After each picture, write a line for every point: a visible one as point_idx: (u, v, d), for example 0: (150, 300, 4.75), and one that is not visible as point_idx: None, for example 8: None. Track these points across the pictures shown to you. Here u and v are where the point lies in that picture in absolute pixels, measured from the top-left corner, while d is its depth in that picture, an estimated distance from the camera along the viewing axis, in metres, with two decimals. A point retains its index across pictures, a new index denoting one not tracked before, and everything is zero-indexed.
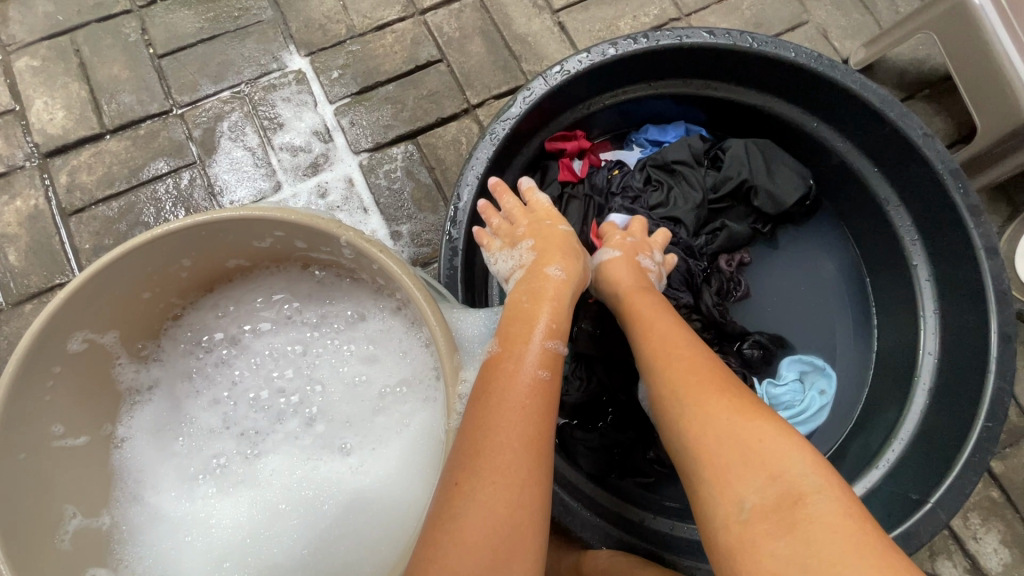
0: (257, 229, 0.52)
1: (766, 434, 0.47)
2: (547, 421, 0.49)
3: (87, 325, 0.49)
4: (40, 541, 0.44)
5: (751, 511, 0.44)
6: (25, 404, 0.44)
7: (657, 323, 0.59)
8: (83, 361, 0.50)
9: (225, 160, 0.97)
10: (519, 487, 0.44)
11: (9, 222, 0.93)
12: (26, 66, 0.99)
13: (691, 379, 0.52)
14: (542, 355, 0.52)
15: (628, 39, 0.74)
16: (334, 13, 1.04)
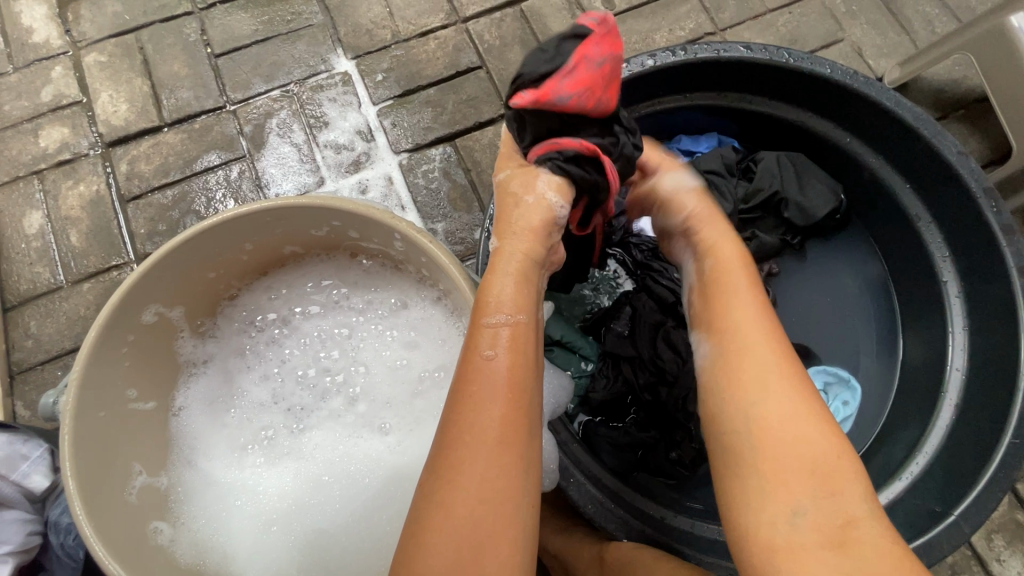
0: (316, 217, 0.56)
1: (832, 450, 0.51)
2: (497, 410, 0.49)
3: (158, 299, 0.53)
4: (112, 493, 0.48)
5: (805, 518, 0.48)
6: (104, 367, 0.49)
7: (750, 306, 0.59)
8: (151, 333, 0.54)
9: (272, 155, 1.02)
10: (487, 480, 0.47)
11: (72, 206, 0.99)
12: (94, 61, 1.06)
13: (778, 376, 0.54)
14: (491, 334, 0.53)
15: (667, 51, 0.77)
16: (381, 20, 1.09)
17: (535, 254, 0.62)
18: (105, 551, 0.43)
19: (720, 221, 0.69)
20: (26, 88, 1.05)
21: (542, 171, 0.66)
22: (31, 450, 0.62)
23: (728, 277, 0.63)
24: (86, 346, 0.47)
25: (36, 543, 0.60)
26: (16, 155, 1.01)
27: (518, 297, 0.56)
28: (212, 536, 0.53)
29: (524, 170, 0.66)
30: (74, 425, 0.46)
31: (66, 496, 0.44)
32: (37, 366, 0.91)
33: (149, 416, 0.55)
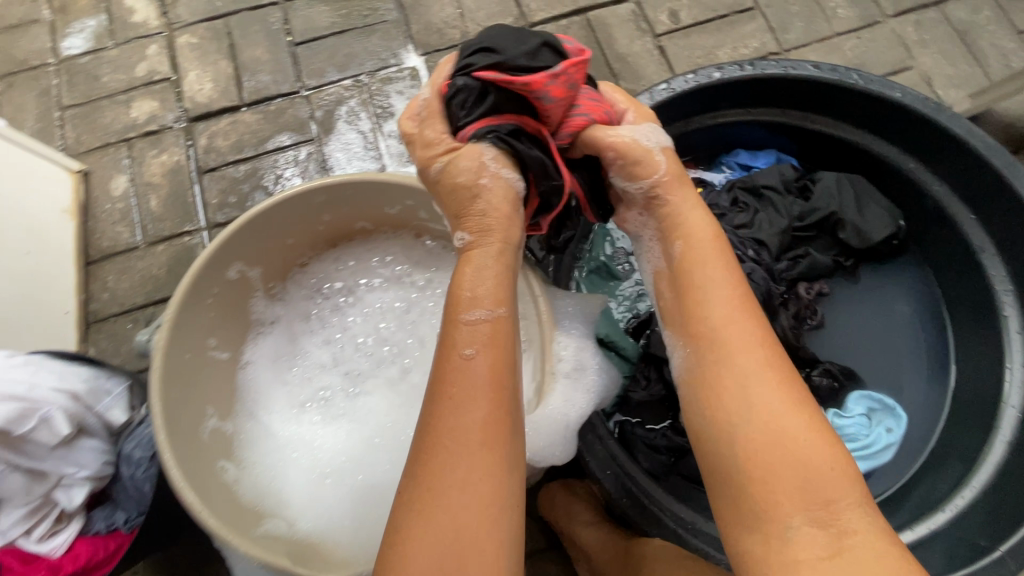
0: (391, 194, 0.60)
1: (824, 456, 0.48)
2: (479, 408, 0.47)
3: (241, 258, 0.58)
4: (188, 429, 0.52)
5: (798, 532, 0.46)
6: (190, 314, 0.54)
7: (729, 309, 0.56)
8: (232, 289, 0.59)
9: (339, 140, 1.06)
10: (475, 484, 0.45)
11: (154, 173, 1.06)
12: (186, 42, 1.14)
13: (757, 386, 0.52)
14: (468, 332, 0.51)
15: (736, 65, 0.78)
16: (452, 20, 1.13)
17: (511, 240, 0.57)
18: (181, 480, 0.47)
19: (688, 195, 0.62)
20: (123, 64, 1.13)
21: (483, 147, 0.56)
22: (111, 386, 0.64)
23: (700, 273, 0.58)
24: (179, 294, 0.52)
25: (109, 472, 0.62)
26: (109, 123, 1.09)
27: (498, 292, 0.53)
28: (269, 481, 0.57)
29: (459, 152, 0.57)
30: (161, 362, 0.51)
31: (152, 427, 0.48)
32: (110, 319, 0.97)
33: (222, 365, 0.60)
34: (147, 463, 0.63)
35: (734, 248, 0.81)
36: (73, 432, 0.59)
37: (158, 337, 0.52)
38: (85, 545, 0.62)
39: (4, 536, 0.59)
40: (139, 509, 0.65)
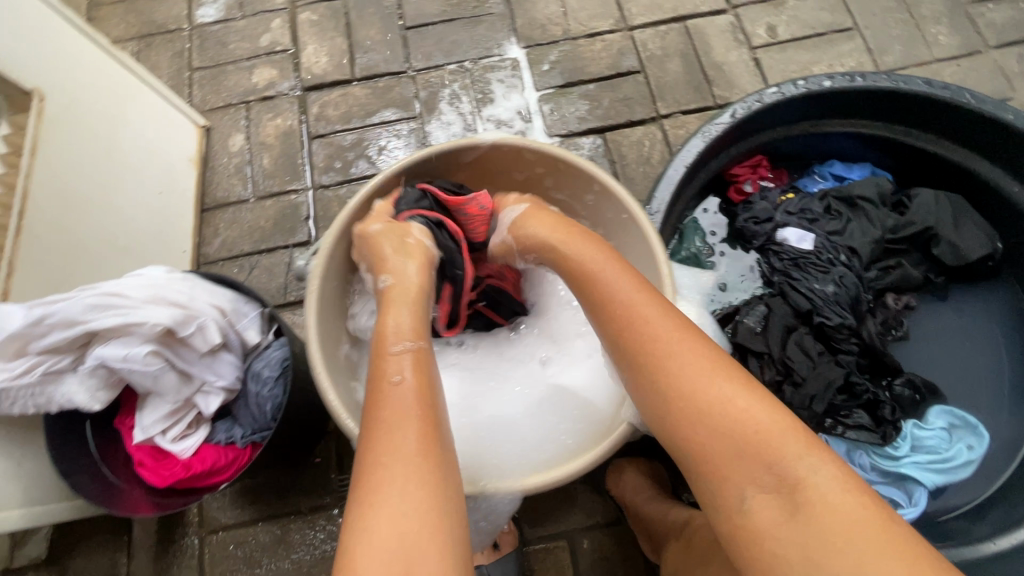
0: (522, 160, 0.69)
1: (759, 414, 0.46)
2: (407, 426, 0.49)
3: (383, 203, 0.69)
4: (329, 344, 0.60)
5: (752, 502, 0.44)
6: (341, 245, 0.64)
7: (627, 307, 0.54)
8: (374, 228, 0.70)
9: (440, 120, 1.13)
10: (407, 495, 0.45)
11: (268, 134, 1.14)
12: (307, 18, 1.22)
13: (668, 376, 0.49)
14: (396, 361, 0.54)
15: (845, 75, 0.80)
16: (555, 17, 1.19)
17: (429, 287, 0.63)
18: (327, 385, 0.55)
19: (568, 229, 0.63)
20: (249, 34, 1.22)
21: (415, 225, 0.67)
22: (249, 309, 0.71)
23: (601, 283, 0.57)
24: (333, 227, 0.61)
25: (237, 386, 0.70)
26: (232, 86, 1.18)
27: (416, 325, 0.58)
28: None
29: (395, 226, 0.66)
30: (317, 284, 0.58)
31: (307, 340, 0.55)
32: (219, 263, 1.05)
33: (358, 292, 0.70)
34: (271, 384, 0.70)
35: (826, 252, 0.84)
36: (218, 345, 0.67)
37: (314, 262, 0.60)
38: (210, 450, 0.70)
39: (148, 431, 0.67)
40: (258, 425, 0.71)
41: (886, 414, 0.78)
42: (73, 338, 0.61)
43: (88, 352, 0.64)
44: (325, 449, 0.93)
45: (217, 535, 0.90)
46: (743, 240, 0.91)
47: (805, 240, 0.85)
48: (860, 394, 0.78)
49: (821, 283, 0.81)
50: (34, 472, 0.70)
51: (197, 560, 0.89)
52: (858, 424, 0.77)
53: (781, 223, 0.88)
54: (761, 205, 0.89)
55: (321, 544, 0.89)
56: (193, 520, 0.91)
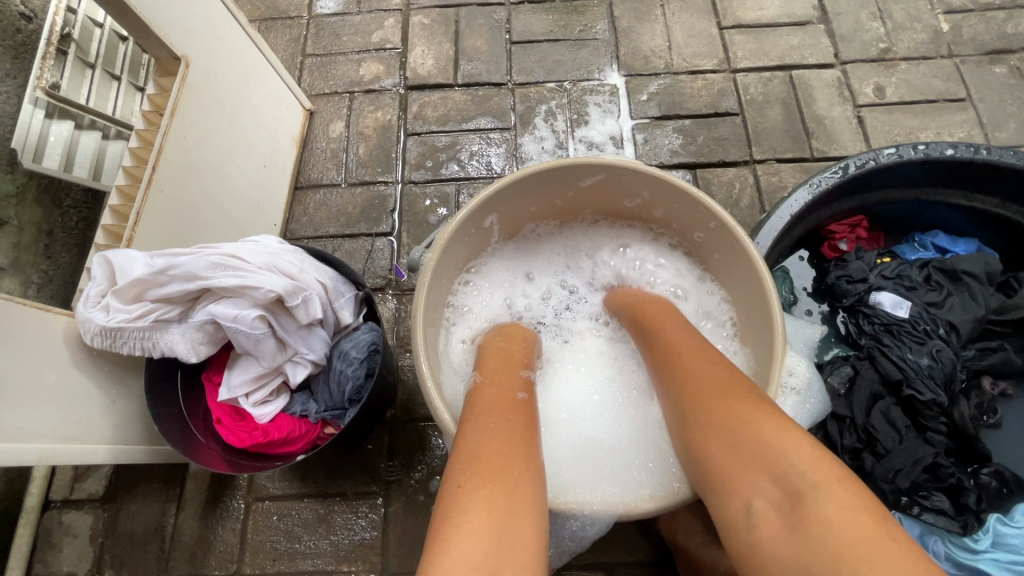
0: (635, 189, 0.72)
1: (765, 432, 0.46)
2: (524, 426, 0.54)
3: (496, 212, 0.72)
4: (430, 334, 0.66)
5: (756, 513, 0.44)
6: (453, 246, 0.68)
7: (681, 343, 0.62)
8: (480, 234, 0.74)
9: (533, 134, 1.15)
10: (514, 478, 0.47)
11: (367, 126, 1.18)
12: (419, 22, 1.27)
13: (695, 390, 0.55)
14: (521, 382, 0.62)
15: (970, 146, 0.78)
16: (659, 50, 1.20)
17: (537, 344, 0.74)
18: (424, 365, 0.60)
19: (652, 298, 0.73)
20: (363, 29, 1.28)
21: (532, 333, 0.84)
22: (346, 291, 0.76)
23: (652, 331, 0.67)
24: (457, 220, 0.65)
25: (324, 362, 0.75)
26: (340, 75, 1.23)
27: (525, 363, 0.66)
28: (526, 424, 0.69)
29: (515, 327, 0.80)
30: (428, 279, 0.64)
31: (414, 327, 0.61)
32: (303, 241, 1.09)
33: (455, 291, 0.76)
34: (357, 365, 0.75)
35: (923, 323, 0.80)
36: (315, 321, 0.72)
37: (430, 254, 0.65)
38: (287, 419, 0.73)
39: (234, 391, 0.71)
40: (334, 403, 0.75)
41: (971, 502, 0.72)
42: (189, 291, 0.67)
43: (195, 307, 0.68)
44: (378, 436, 0.92)
45: (262, 503, 0.90)
46: (832, 297, 0.90)
47: (901, 307, 0.82)
48: (944, 477, 0.73)
49: (915, 354, 0.78)
50: (125, 411, 0.73)
51: (239, 525, 0.89)
52: (936, 509, 0.73)
53: (876, 286, 0.85)
54: (857, 264, 0.87)
55: (360, 532, 0.88)
56: (242, 485, 0.91)
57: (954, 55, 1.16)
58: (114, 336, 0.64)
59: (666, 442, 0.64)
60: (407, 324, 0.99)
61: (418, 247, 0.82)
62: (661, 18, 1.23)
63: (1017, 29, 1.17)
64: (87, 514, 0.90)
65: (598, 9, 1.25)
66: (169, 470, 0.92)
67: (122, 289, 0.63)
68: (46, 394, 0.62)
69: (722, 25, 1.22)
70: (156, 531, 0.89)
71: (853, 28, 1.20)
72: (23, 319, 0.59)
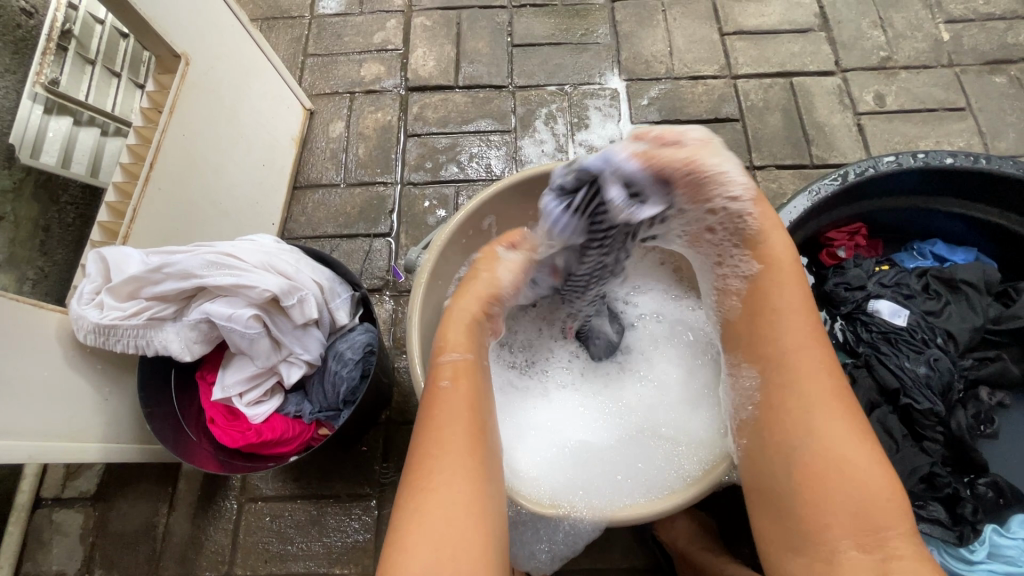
0: None
1: (877, 487, 0.51)
2: (458, 424, 0.53)
3: (494, 214, 0.73)
4: (427, 334, 0.67)
5: (846, 555, 0.50)
6: (450, 247, 0.69)
7: (803, 332, 0.57)
8: (478, 236, 0.75)
9: (533, 137, 1.15)
10: (446, 495, 0.49)
11: (367, 127, 1.18)
12: (421, 24, 1.27)
13: (820, 403, 0.54)
14: (449, 366, 0.58)
15: (969, 155, 0.78)
16: (661, 55, 1.21)
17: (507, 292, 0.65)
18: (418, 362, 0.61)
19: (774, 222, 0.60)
20: (365, 29, 1.28)
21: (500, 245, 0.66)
22: (342, 292, 0.76)
23: (779, 295, 0.58)
24: (454, 222, 0.67)
25: (318, 363, 0.74)
26: (340, 75, 1.23)
27: (469, 340, 0.61)
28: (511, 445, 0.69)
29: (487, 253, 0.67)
30: (425, 278, 0.65)
31: (410, 325, 0.62)
32: (301, 241, 1.09)
33: None
34: (352, 366, 0.75)
35: (920, 331, 0.80)
36: (310, 321, 0.72)
37: (427, 253, 0.66)
38: (280, 419, 0.72)
39: (227, 391, 0.71)
40: (327, 404, 0.75)
41: (966, 512, 0.71)
42: (184, 289, 0.66)
43: (190, 305, 0.68)
44: (373, 438, 0.91)
45: (254, 504, 0.89)
46: (828, 304, 0.90)
47: (899, 315, 0.82)
48: (940, 487, 0.73)
49: (912, 363, 0.78)
50: (118, 409, 0.73)
51: (231, 525, 0.88)
52: (933, 518, 0.71)
53: (874, 293, 0.85)
54: (855, 271, 0.87)
55: (353, 534, 0.87)
56: (235, 485, 0.90)
57: (954, 65, 1.16)
58: (107, 333, 0.64)
59: (646, 461, 0.66)
60: (404, 325, 0.99)
61: (416, 248, 0.82)
62: (663, 23, 1.24)
63: (1018, 39, 1.18)
64: (77, 512, 0.90)
65: (600, 14, 1.26)
66: (161, 470, 0.92)
67: (117, 286, 0.63)
68: (39, 391, 0.62)
69: (723, 32, 1.22)
70: (148, 530, 0.89)
71: (854, 36, 1.20)
72: (16, 314, 0.59)
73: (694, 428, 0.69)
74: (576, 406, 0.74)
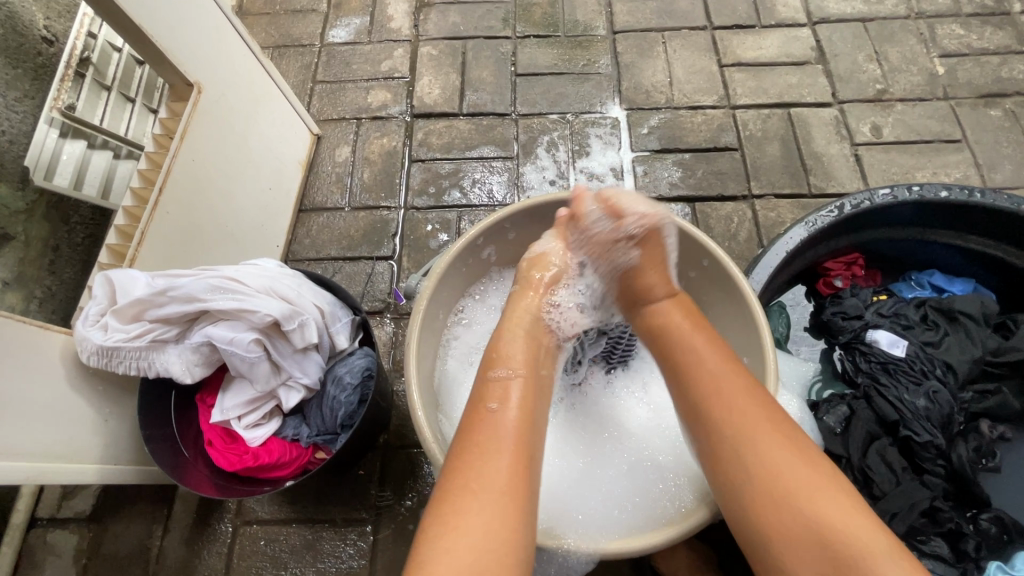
0: None
1: (826, 503, 0.49)
2: (503, 457, 0.51)
3: (495, 244, 0.76)
4: (425, 362, 0.68)
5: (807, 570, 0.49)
6: (449, 278, 0.72)
7: (715, 372, 0.58)
8: (478, 266, 0.77)
9: (534, 163, 1.17)
10: (479, 528, 0.46)
11: (373, 151, 1.21)
12: (427, 53, 1.31)
13: (740, 436, 0.54)
14: (497, 388, 0.56)
15: (963, 189, 0.78)
16: (660, 86, 1.23)
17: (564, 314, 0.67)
18: (416, 387, 0.62)
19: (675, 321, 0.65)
20: (373, 58, 1.31)
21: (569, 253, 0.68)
22: (343, 316, 0.77)
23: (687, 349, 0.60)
24: (454, 249, 0.69)
25: (317, 386, 0.75)
26: (348, 102, 1.26)
27: (524, 356, 0.60)
28: None
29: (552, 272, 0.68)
30: (424, 305, 0.67)
31: (407, 350, 0.64)
32: (305, 262, 1.11)
33: (460, 326, 0.78)
34: (349, 390, 0.75)
35: (920, 363, 0.80)
36: (309, 346, 0.72)
37: (427, 281, 0.68)
38: (277, 443, 0.73)
39: (226, 413, 0.72)
40: (325, 428, 0.75)
41: (969, 548, 0.71)
42: (187, 313, 0.67)
43: (192, 328, 0.69)
44: (370, 462, 0.91)
45: (249, 527, 0.88)
46: (828, 333, 0.90)
47: (897, 346, 0.82)
48: (942, 522, 0.72)
49: (913, 394, 0.78)
50: (117, 430, 0.73)
51: (225, 549, 0.88)
52: (935, 554, 0.70)
53: (872, 323, 0.85)
54: (851, 301, 0.88)
55: (348, 559, 0.86)
56: (230, 508, 0.90)
57: (950, 97, 1.18)
58: (110, 355, 0.65)
59: (641, 493, 0.66)
60: (403, 348, 0.99)
61: (416, 275, 0.87)
62: (662, 54, 1.27)
63: (1012, 73, 1.20)
64: (72, 533, 0.89)
65: (601, 45, 1.29)
66: (158, 491, 0.91)
67: (122, 309, 0.64)
68: (38, 412, 0.62)
69: (722, 63, 1.25)
70: (141, 552, 0.88)
71: (850, 69, 1.23)
72: (23, 336, 0.60)
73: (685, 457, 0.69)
74: (576, 432, 0.75)
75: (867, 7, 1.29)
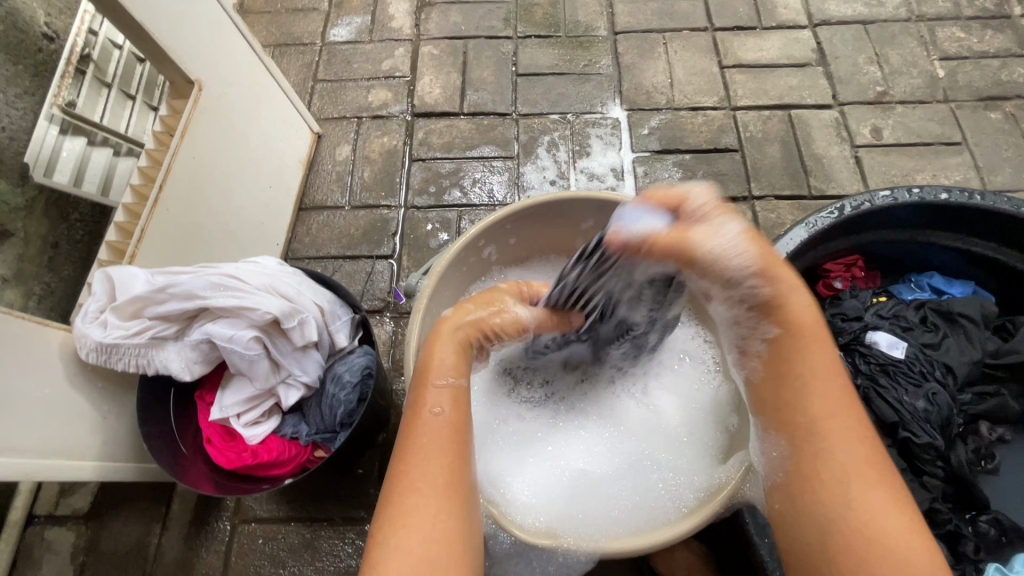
0: None
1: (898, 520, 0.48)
2: (448, 458, 0.50)
3: (494, 243, 0.75)
4: None
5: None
6: (449, 277, 0.72)
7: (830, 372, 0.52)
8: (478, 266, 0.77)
9: (535, 163, 1.17)
10: (424, 532, 0.46)
11: (373, 150, 1.21)
12: (428, 52, 1.31)
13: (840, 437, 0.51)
14: (435, 392, 0.54)
15: (964, 191, 0.78)
16: (661, 87, 1.23)
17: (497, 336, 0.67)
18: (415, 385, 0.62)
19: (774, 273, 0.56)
20: (374, 57, 1.31)
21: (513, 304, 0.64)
22: (342, 315, 0.77)
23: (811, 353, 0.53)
24: (453, 248, 0.69)
25: (316, 385, 0.75)
26: (348, 101, 1.26)
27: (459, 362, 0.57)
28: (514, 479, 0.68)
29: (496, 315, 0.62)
30: (424, 303, 0.67)
31: (406, 348, 0.64)
32: (304, 261, 1.10)
33: None
34: (349, 389, 0.75)
35: (919, 364, 0.80)
36: (309, 344, 0.72)
37: (427, 280, 0.68)
38: (276, 441, 0.73)
39: (226, 411, 0.72)
40: (325, 426, 0.75)
41: (967, 550, 0.71)
42: (186, 310, 0.67)
43: (192, 325, 0.69)
44: (368, 461, 0.91)
45: (248, 526, 0.88)
46: None
47: (897, 348, 0.82)
48: (941, 523, 0.72)
49: (912, 395, 0.78)
50: (116, 428, 0.73)
51: (223, 548, 0.87)
52: None
53: (871, 325, 0.85)
54: (851, 302, 0.88)
55: (346, 558, 0.86)
56: (229, 506, 0.89)
57: (950, 100, 1.19)
58: (109, 352, 0.65)
59: (640, 491, 0.67)
60: (403, 347, 0.99)
61: (416, 273, 0.87)
62: (663, 55, 1.27)
63: (1012, 77, 1.20)
64: (70, 531, 0.89)
65: (602, 46, 1.29)
66: (156, 489, 0.91)
67: (121, 306, 0.64)
68: (37, 408, 0.62)
69: (723, 64, 1.25)
70: (139, 550, 0.88)
71: (851, 71, 1.23)
72: (23, 332, 0.60)
73: (683, 456, 0.70)
74: (577, 431, 0.75)
75: (868, 10, 1.29)
